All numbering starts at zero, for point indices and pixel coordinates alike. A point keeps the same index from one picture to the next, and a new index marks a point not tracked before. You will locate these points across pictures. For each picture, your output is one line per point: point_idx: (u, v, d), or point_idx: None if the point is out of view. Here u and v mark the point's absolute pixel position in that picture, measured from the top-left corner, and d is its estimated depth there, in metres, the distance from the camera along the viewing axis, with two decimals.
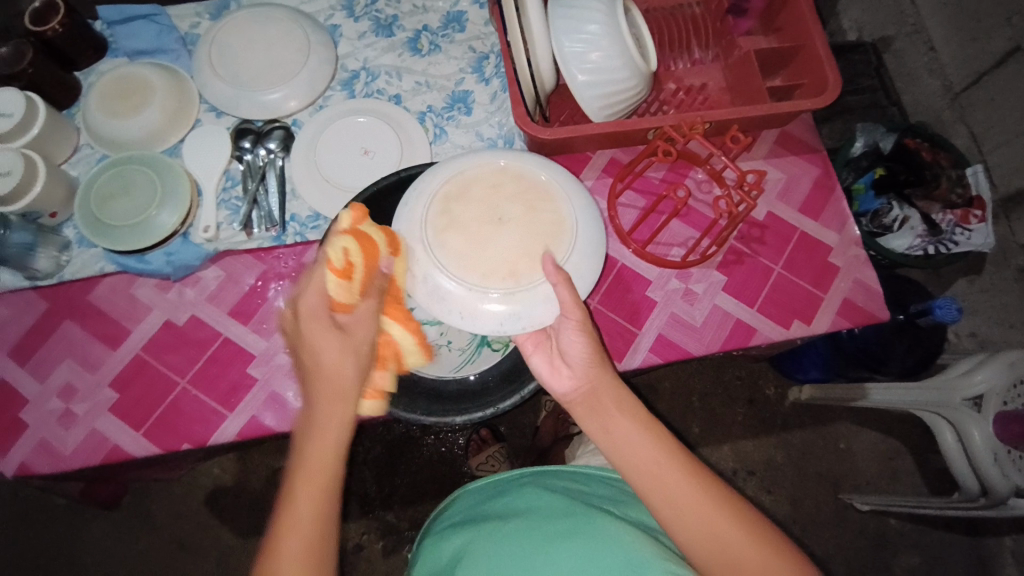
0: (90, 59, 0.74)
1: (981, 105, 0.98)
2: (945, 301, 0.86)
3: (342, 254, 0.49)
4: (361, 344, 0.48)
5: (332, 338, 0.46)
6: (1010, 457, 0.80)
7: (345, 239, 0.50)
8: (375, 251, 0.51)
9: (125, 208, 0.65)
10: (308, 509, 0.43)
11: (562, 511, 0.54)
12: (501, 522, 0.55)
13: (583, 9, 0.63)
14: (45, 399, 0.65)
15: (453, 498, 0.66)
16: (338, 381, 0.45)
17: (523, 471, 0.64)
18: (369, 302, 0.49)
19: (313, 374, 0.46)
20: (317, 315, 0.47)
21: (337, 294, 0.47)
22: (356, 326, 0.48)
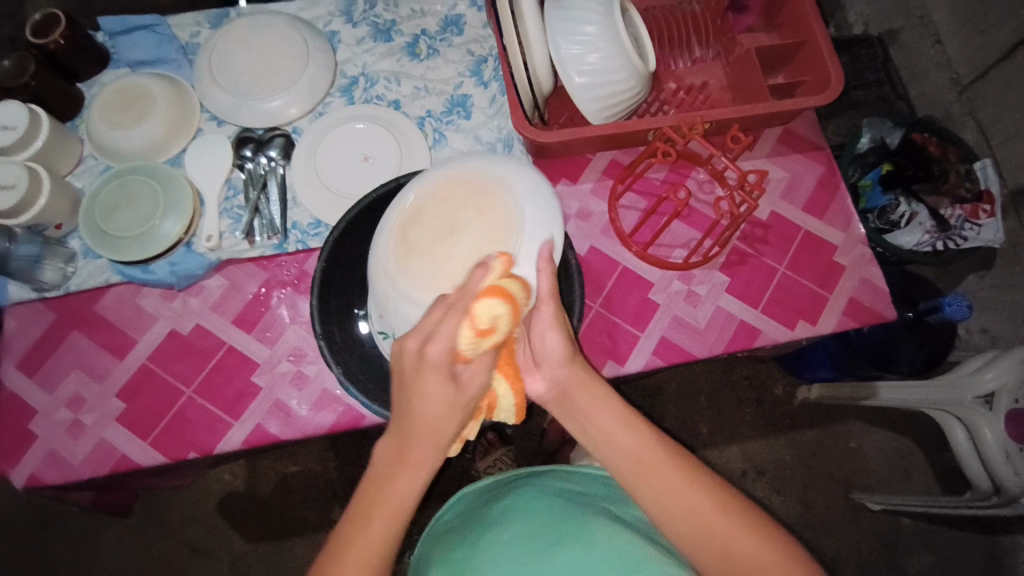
0: (92, 70, 0.75)
1: (990, 98, 0.97)
2: (954, 298, 0.85)
3: (492, 315, 0.42)
4: (469, 402, 0.44)
5: (442, 389, 0.42)
6: (1022, 455, 0.78)
7: (499, 304, 0.43)
8: (520, 314, 0.44)
9: (129, 219, 0.65)
10: (371, 534, 0.43)
11: (562, 515, 0.53)
12: (500, 526, 0.54)
13: (580, 10, 0.63)
14: (53, 410, 0.65)
15: (450, 502, 0.65)
16: (422, 425, 0.43)
17: (524, 473, 0.63)
18: (486, 361, 0.44)
19: (414, 410, 0.43)
20: (441, 366, 0.42)
21: (462, 346, 0.42)
22: (470, 380, 0.44)
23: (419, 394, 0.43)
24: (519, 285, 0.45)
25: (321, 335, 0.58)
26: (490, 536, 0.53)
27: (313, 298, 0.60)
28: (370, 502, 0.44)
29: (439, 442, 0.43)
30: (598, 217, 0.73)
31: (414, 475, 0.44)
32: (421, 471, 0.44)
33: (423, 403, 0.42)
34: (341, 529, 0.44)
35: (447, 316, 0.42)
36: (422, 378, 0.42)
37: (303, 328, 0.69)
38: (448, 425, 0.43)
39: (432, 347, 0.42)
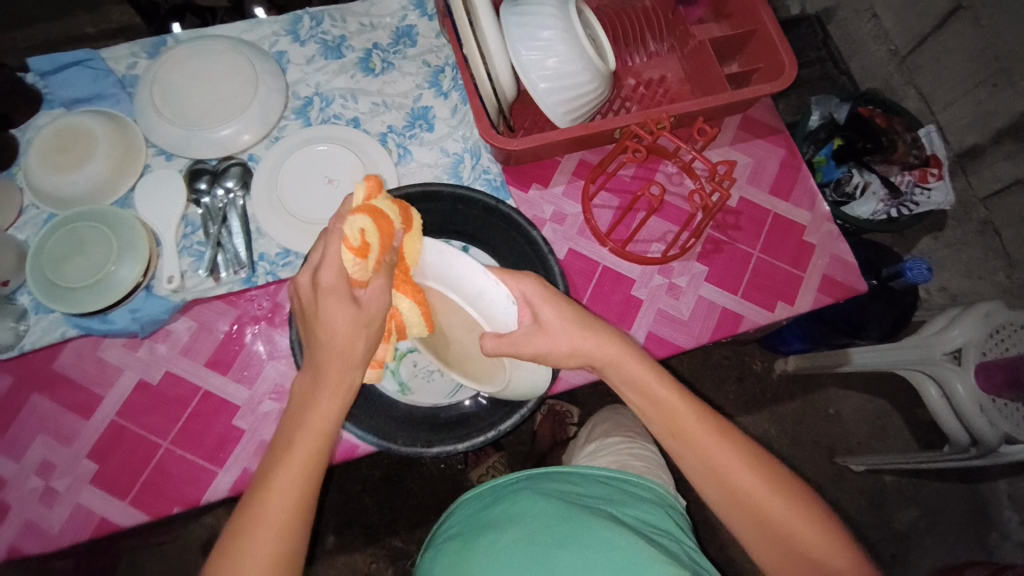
0: (26, 114, 0.70)
1: (927, 67, 1.01)
2: (915, 262, 0.88)
3: (359, 231, 0.47)
4: (374, 319, 0.48)
5: (343, 307, 0.46)
6: (997, 406, 0.81)
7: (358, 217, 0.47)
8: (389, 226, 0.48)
9: (81, 267, 0.61)
10: (284, 494, 0.43)
11: (557, 518, 0.51)
12: (498, 533, 0.52)
13: (536, 15, 0.62)
14: (21, 479, 0.61)
15: (451, 508, 0.62)
16: (331, 329, 0.46)
17: (515, 477, 0.61)
18: (382, 280, 0.48)
19: (321, 339, 0.47)
20: (337, 290, 0.46)
21: (351, 269, 0.47)
22: (372, 300, 0.48)
23: (321, 328, 0.46)
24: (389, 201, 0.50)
25: (303, 369, 0.55)
26: (486, 544, 0.51)
27: (292, 335, 0.56)
28: (276, 466, 0.44)
29: (351, 368, 0.47)
30: (573, 219, 0.73)
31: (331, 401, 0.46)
32: (329, 416, 0.46)
33: (322, 326, 0.46)
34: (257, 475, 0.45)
35: (328, 241, 0.47)
36: (321, 308, 0.46)
37: (283, 362, 0.66)
38: (341, 319, 0.46)
39: (321, 283, 0.46)
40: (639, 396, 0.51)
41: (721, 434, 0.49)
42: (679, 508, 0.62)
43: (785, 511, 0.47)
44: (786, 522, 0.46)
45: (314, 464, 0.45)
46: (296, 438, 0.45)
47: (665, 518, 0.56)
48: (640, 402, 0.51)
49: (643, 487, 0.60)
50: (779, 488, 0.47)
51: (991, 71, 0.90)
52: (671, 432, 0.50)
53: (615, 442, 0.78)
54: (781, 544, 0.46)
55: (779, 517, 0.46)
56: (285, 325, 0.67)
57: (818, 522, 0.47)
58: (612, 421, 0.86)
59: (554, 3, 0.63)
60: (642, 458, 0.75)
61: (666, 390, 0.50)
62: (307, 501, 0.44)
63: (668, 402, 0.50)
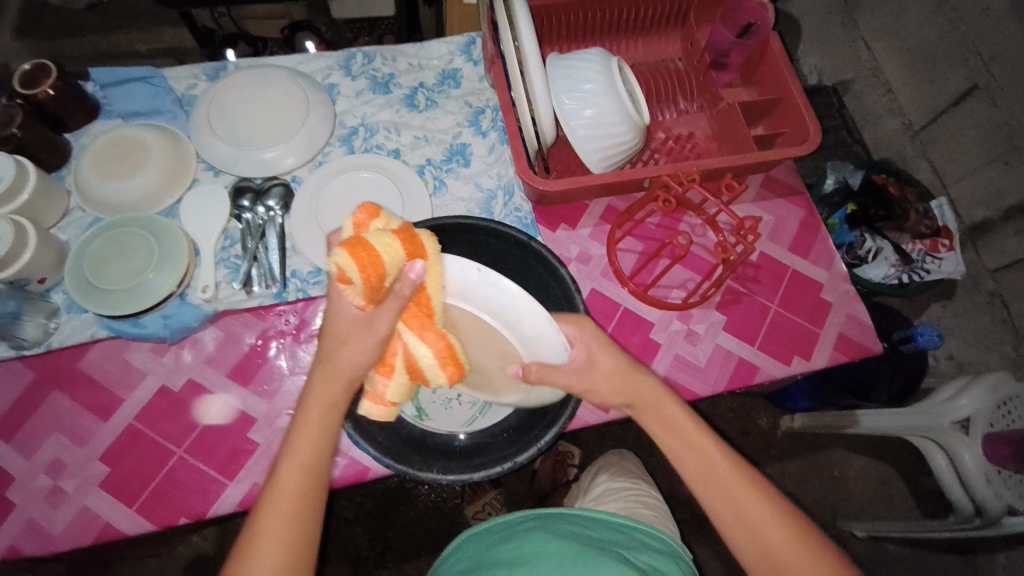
0: (82, 121, 0.73)
1: (941, 141, 1.06)
2: (926, 328, 0.90)
3: (345, 263, 0.43)
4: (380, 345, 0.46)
5: (340, 322, 0.46)
6: (1002, 477, 0.81)
7: (337, 249, 0.43)
8: (383, 256, 0.43)
9: (120, 271, 0.63)
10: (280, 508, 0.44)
11: (569, 560, 0.50)
12: (509, 570, 0.51)
13: (580, 69, 0.67)
14: (32, 476, 0.61)
15: (457, 543, 0.61)
16: (344, 351, 0.46)
17: (524, 514, 0.60)
18: (390, 307, 0.45)
19: (329, 355, 0.47)
20: (346, 309, 0.46)
21: (355, 298, 0.45)
22: (378, 323, 0.45)
23: (329, 346, 0.47)
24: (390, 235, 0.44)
25: None
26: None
27: None
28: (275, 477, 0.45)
29: (342, 380, 0.46)
30: (597, 260, 0.75)
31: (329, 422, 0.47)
32: (319, 426, 0.47)
33: (325, 343, 0.47)
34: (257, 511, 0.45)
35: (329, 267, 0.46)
36: (326, 321, 0.47)
37: (304, 379, 0.67)
38: (359, 342, 0.45)
39: (330, 298, 0.47)
40: (656, 420, 0.52)
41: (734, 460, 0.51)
42: (690, 561, 0.60)
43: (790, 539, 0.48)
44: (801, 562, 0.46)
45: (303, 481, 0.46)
46: (291, 447, 0.46)
47: (676, 570, 0.55)
48: (656, 427, 0.52)
49: (656, 538, 0.59)
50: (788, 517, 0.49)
51: (1003, 151, 0.94)
52: (686, 449, 0.51)
53: (622, 487, 0.78)
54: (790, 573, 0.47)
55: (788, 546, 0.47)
56: (309, 341, 0.68)
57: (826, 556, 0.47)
58: (617, 465, 0.85)
59: (597, 60, 0.67)
60: (650, 507, 0.75)
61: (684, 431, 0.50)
62: (309, 516, 0.45)
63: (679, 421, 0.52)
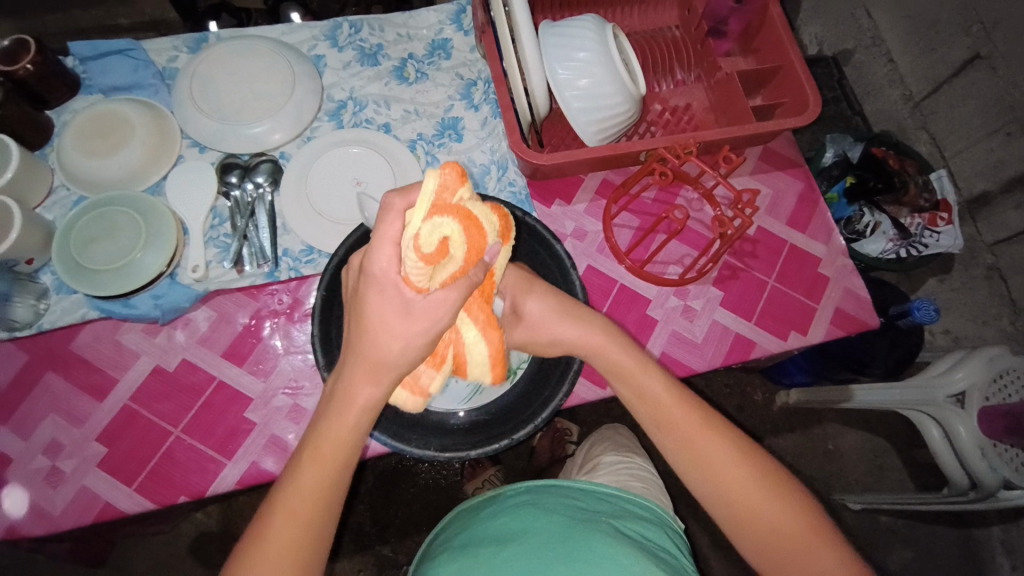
0: (62, 97, 0.71)
1: (941, 113, 1.04)
2: (922, 303, 0.90)
3: (440, 238, 0.39)
4: (425, 332, 0.41)
5: (385, 302, 0.41)
6: (996, 450, 0.82)
7: (448, 220, 0.40)
8: (483, 241, 0.41)
9: (108, 251, 0.62)
10: (297, 509, 0.41)
11: (560, 534, 0.51)
12: (499, 545, 0.51)
13: (574, 37, 0.65)
14: (29, 458, 0.61)
15: (448, 519, 0.62)
16: (378, 333, 0.41)
17: (516, 488, 0.61)
18: (450, 292, 0.41)
19: (361, 343, 0.41)
20: (389, 282, 0.40)
21: (414, 277, 0.39)
22: (431, 307, 0.41)
23: (365, 330, 0.41)
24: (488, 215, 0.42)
25: (322, 367, 0.55)
26: (488, 555, 0.50)
27: (314, 325, 0.56)
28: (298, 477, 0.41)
29: (381, 379, 0.42)
30: (593, 236, 0.74)
31: (353, 422, 0.42)
32: (351, 427, 0.42)
33: (363, 326, 0.41)
34: (266, 508, 0.41)
35: (387, 228, 0.40)
36: (366, 295, 0.41)
37: (299, 358, 0.66)
38: (394, 323, 0.41)
39: (370, 269, 0.40)
40: (644, 388, 0.52)
41: (702, 417, 0.50)
42: (678, 529, 0.62)
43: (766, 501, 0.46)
44: (740, 482, 0.47)
45: (328, 485, 0.41)
46: (319, 448, 0.41)
47: (666, 539, 0.56)
48: (632, 398, 0.52)
49: (645, 507, 0.60)
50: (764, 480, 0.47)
51: (1005, 122, 0.93)
52: (658, 422, 0.50)
53: (615, 461, 0.79)
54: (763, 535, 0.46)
55: (761, 508, 0.46)
56: (303, 321, 0.68)
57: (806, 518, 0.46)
58: (611, 440, 0.86)
59: (591, 27, 0.65)
60: (641, 479, 0.75)
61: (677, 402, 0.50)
62: (320, 524, 0.41)
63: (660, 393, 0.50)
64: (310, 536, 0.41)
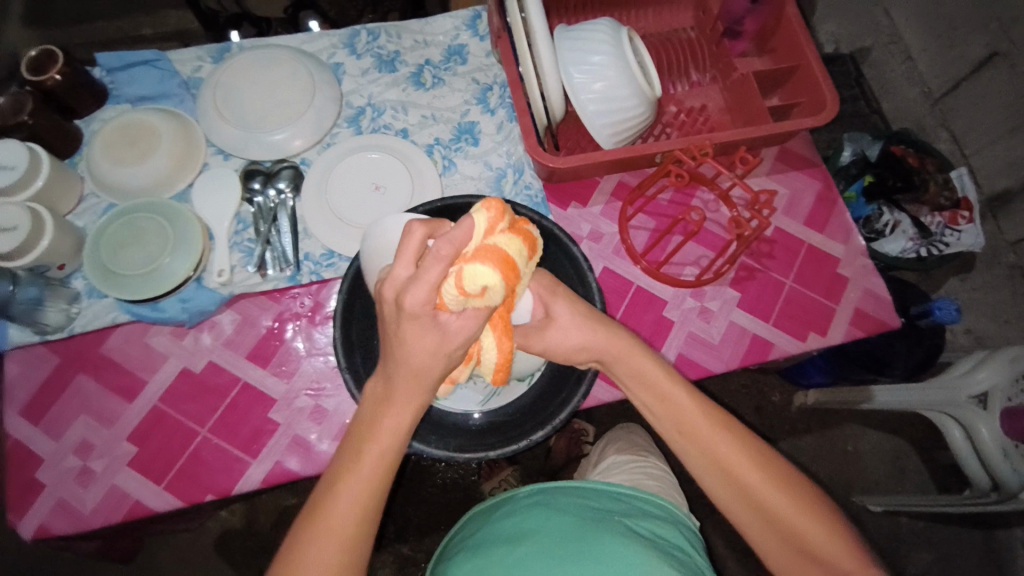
0: (90, 107, 0.74)
1: (961, 110, 1.02)
2: (945, 302, 0.92)
3: (482, 281, 0.43)
4: (456, 349, 0.43)
5: (426, 333, 0.41)
6: (1019, 451, 0.79)
7: (488, 270, 0.43)
8: (515, 276, 0.45)
9: (137, 256, 0.64)
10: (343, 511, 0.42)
11: (574, 534, 0.51)
12: (512, 545, 0.52)
13: (589, 40, 0.65)
14: (62, 457, 0.63)
15: (463, 521, 0.63)
16: (413, 353, 0.41)
17: (529, 489, 0.61)
18: (481, 319, 0.43)
19: (396, 356, 0.42)
20: (422, 315, 0.40)
21: (446, 299, 0.42)
22: (457, 330, 0.42)
23: (405, 349, 0.42)
24: (515, 243, 0.46)
25: (344, 368, 0.56)
26: (501, 555, 0.51)
27: (335, 328, 0.58)
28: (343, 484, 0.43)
29: (424, 389, 0.43)
30: (609, 238, 0.74)
31: (394, 425, 0.43)
32: (393, 428, 0.43)
33: (401, 351, 0.41)
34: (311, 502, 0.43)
35: (414, 257, 0.41)
36: (401, 325, 0.41)
37: (321, 360, 0.68)
38: (430, 348, 0.41)
39: (405, 302, 0.40)
40: (657, 399, 0.52)
41: (728, 434, 0.50)
42: (693, 527, 0.62)
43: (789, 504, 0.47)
44: (768, 496, 0.48)
45: (372, 485, 0.43)
46: (361, 448, 0.43)
47: (680, 537, 0.57)
48: (656, 407, 0.52)
49: (659, 506, 0.60)
50: (785, 482, 0.48)
51: None
52: (685, 434, 0.51)
53: (629, 460, 0.79)
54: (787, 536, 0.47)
55: (786, 513, 0.47)
56: (324, 323, 0.69)
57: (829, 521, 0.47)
58: (625, 439, 0.86)
59: (606, 31, 0.66)
60: (656, 478, 0.75)
61: (688, 403, 0.51)
62: (363, 522, 0.43)
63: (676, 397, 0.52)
64: (356, 533, 0.43)
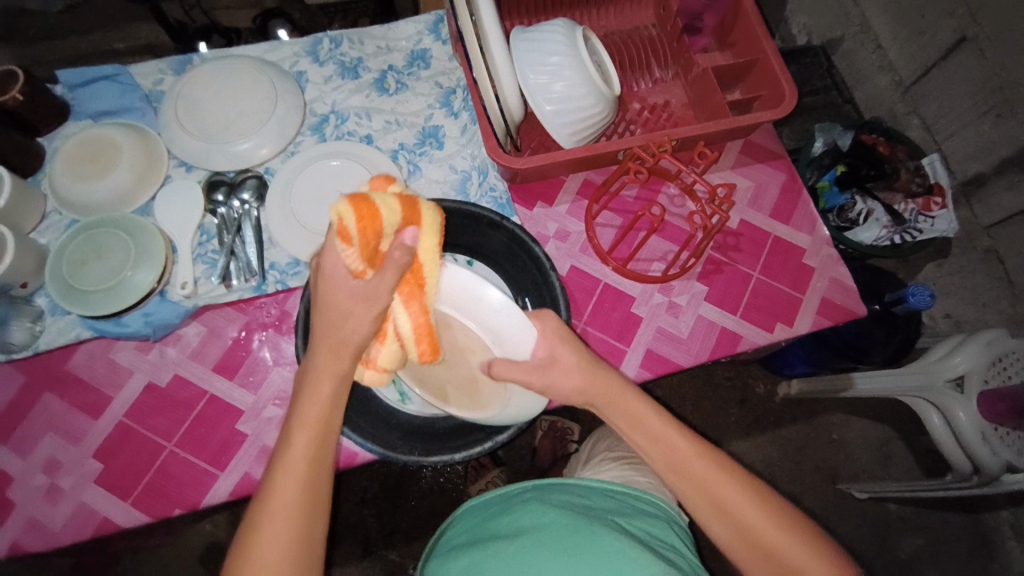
0: (52, 123, 0.73)
1: (931, 96, 1.03)
2: (918, 288, 0.88)
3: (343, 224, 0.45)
4: (380, 308, 0.48)
5: (337, 287, 0.48)
6: (998, 434, 0.81)
7: (340, 206, 0.47)
8: (380, 226, 0.46)
9: (99, 272, 0.63)
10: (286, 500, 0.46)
11: (566, 530, 0.51)
12: (506, 541, 0.52)
13: (544, 41, 0.66)
14: (29, 476, 0.62)
15: (454, 518, 0.63)
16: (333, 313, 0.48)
17: (522, 485, 0.61)
18: (384, 276, 0.47)
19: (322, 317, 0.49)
20: (331, 270, 0.48)
21: (349, 263, 0.47)
22: (372, 291, 0.47)
23: (328, 310, 0.48)
24: (394, 201, 0.47)
25: None
26: (496, 551, 0.51)
27: (297, 335, 0.58)
28: (275, 479, 0.46)
29: (344, 353, 0.48)
30: (576, 236, 0.75)
31: (332, 374, 0.48)
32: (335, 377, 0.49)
33: (326, 304, 0.48)
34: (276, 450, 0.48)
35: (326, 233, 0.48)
36: (324, 285, 0.49)
37: (288, 370, 0.68)
38: (355, 305, 0.48)
39: (323, 263, 0.48)
40: (641, 435, 0.54)
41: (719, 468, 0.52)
42: (685, 525, 0.62)
43: (778, 538, 0.49)
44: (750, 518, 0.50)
45: (309, 466, 0.47)
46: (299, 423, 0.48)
47: (670, 534, 0.57)
48: (644, 441, 0.55)
49: (648, 502, 0.61)
50: (776, 521, 0.50)
51: (995, 102, 0.92)
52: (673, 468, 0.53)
53: (620, 456, 0.79)
54: (780, 567, 0.49)
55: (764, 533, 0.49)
56: (291, 333, 0.69)
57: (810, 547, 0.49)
58: (615, 435, 0.86)
59: (561, 31, 0.66)
60: (645, 473, 0.75)
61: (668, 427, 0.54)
62: (320, 460, 0.48)
63: (674, 441, 0.54)
64: (314, 466, 0.47)
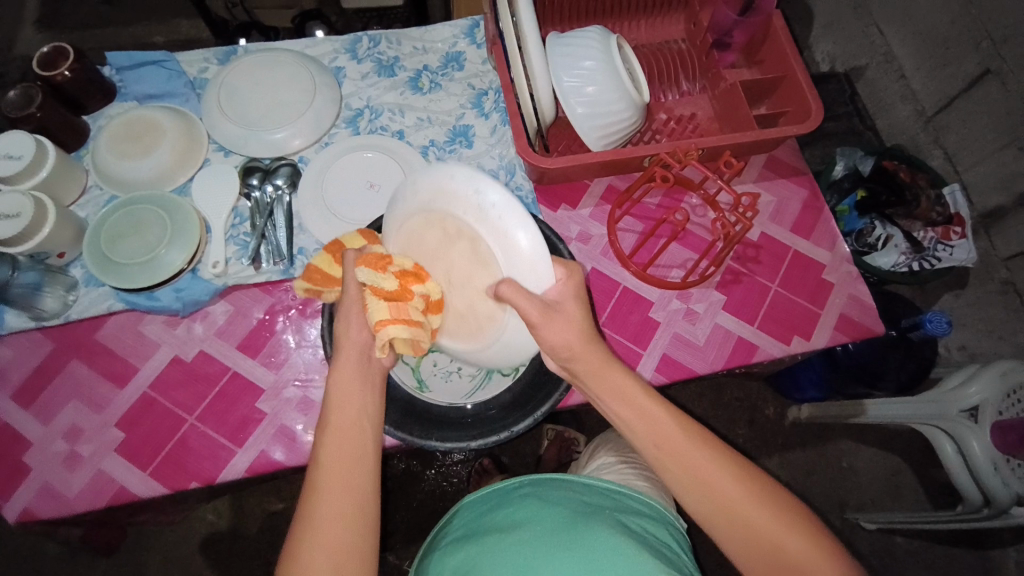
0: (98, 103, 0.76)
1: (953, 126, 1.04)
2: (934, 314, 0.87)
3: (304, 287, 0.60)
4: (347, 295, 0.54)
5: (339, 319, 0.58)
6: (1010, 466, 0.79)
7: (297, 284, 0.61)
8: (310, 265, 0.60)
9: (135, 246, 0.65)
10: (337, 469, 0.47)
11: (563, 525, 0.51)
12: (502, 535, 0.52)
13: (578, 47, 0.68)
14: (51, 441, 0.64)
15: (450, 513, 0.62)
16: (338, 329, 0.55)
17: (520, 480, 0.61)
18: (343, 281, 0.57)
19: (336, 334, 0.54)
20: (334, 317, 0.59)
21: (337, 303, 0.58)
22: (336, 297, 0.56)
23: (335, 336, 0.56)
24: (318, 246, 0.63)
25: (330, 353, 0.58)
26: (491, 545, 0.52)
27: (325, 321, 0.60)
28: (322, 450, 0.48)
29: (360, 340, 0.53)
30: (597, 239, 0.76)
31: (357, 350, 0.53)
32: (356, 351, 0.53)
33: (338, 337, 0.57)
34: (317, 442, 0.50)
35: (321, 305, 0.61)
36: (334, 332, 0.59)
37: (309, 352, 0.69)
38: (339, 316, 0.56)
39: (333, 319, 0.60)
40: (631, 412, 0.51)
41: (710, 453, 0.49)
42: (682, 528, 0.62)
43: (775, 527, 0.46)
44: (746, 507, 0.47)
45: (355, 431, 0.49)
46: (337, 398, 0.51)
47: (668, 536, 0.57)
48: (632, 418, 0.51)
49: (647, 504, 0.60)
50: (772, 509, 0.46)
51: (1016, 135, 0.92)
52: (664, 450, 0.50)
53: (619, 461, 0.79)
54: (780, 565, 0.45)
55: (762, 524, 0.46)
56: (315, 317, 0.70)
57: (812, 537, 0.46)
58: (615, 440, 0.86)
59: (596, 38, 0.68)
60: (646, 478, 0.76)
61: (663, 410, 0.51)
62: (365, 423, 0.50)
63: (663, 424, 0.50)
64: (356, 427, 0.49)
